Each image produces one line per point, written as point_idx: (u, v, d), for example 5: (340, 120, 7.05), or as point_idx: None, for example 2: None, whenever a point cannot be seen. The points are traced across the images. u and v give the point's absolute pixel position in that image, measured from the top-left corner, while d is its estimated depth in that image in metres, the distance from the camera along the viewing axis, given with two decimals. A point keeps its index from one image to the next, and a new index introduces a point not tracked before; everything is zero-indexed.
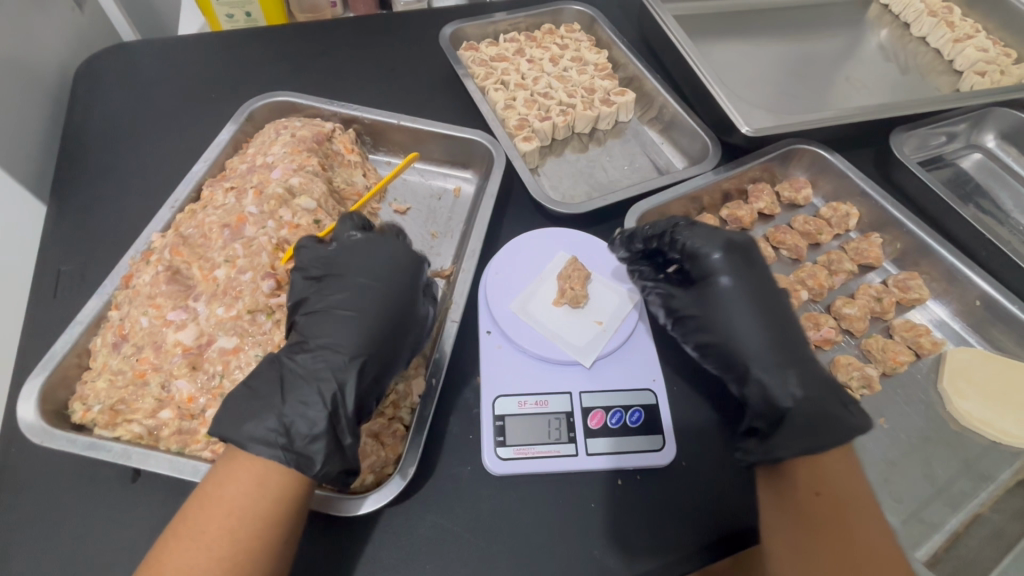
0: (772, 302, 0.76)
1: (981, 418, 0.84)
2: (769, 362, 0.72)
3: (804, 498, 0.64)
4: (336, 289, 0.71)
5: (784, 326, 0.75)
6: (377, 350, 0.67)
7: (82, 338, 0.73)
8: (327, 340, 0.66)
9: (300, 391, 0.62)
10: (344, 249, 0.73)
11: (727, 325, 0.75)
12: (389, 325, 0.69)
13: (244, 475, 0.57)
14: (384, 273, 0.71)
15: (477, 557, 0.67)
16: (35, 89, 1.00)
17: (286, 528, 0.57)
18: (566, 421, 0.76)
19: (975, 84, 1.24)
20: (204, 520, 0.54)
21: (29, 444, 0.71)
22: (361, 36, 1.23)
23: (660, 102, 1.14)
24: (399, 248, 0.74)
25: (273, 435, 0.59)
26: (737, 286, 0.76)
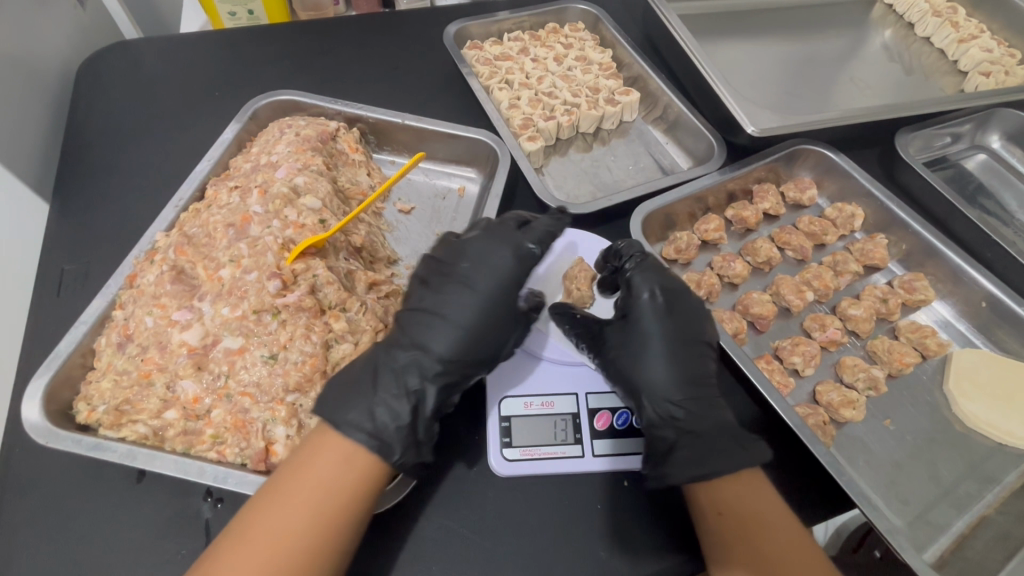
0: (688, 351, 0.72)
1: (988, 420, 0.83)
2: (664, 402, 0.70)
3: (710, 522, 0.64)
4: (440, 292, 0.71)
5: (694, 377, 0.71)
6: (464, 359, 0.69)
7: (87, 338, 0.73)
8: (419, 339, 0.68)
9: (393, 383, 0.65)
10: (456, 252, 0.74)
11: (630, 356, 0.73)
12: (481, 335, 0.69)
13: (334, 451, 0.61)
14: (487, 282, 0.71)
15: (483, 559, 0.67)
16: (36, 87, 1.00)
17: (367, 504, 0.60)
18: (572, 422, 0.75)
19: (979, 84, 1.24)
20: (297, 486, 0.58)
21: (33, 444, 0.71)
22: (365, 34, 1.23)
23: (665, 101, 1.13)
24: (508, 259, 0.72)
25: (363, 422, 0.62)
26: (656, 326, 0.73)
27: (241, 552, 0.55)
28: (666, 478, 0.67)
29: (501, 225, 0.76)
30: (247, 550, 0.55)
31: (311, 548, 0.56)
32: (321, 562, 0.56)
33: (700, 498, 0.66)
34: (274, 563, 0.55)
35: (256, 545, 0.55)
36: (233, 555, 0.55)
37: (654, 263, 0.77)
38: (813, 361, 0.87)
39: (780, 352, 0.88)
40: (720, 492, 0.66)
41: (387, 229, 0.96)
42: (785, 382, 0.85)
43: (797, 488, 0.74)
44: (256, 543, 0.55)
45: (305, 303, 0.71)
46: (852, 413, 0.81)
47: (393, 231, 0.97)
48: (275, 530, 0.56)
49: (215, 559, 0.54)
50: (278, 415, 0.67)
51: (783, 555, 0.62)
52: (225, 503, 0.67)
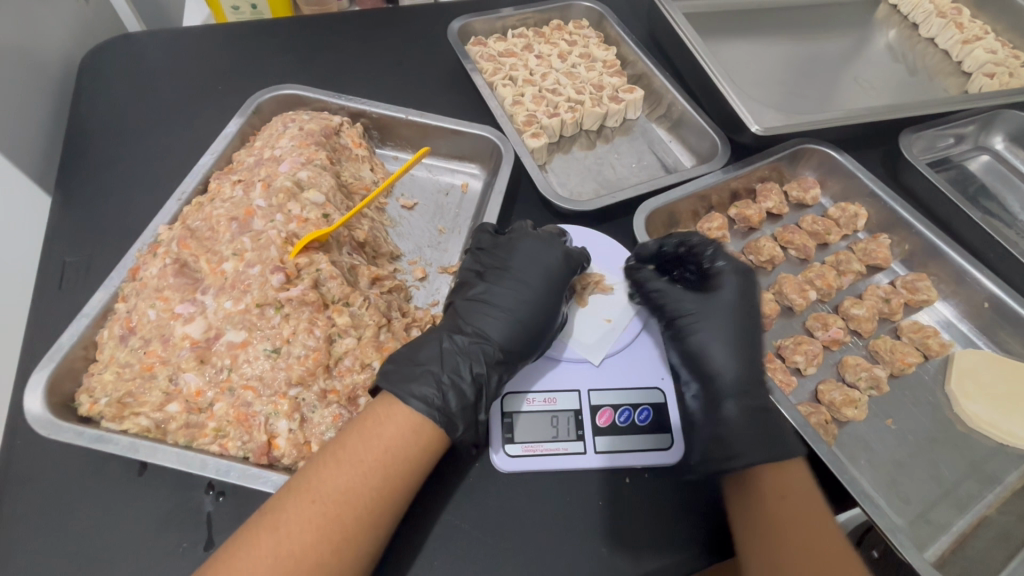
0: (754, 341, 0.79)
1: (989, 420, 0.83)
2: (736, 384, 0.75)
3: (774, 502, 0.65)
4: (493, 283, 0.77)
5: (757, 365, 0.78)
6: (521, 347, 0.73)
7: (89, 331, 0.73)
8: (479, 326, 0.73)
9: (460, 362, 0.69)
10: (506, 250, 0.80)
11: (705, 337, 0.78)
12: (534, 325, 0.74)
13: (396, 421, 0.63)
14: (540, 278, 0.77)
15: (485, 555, 0.67)
16: (39, 79, 1.00)
17: (425, 473, 0.63)
18: (574, 419, 0.75)
19: (983, 86, 1.24)
20: (361, 452, 0.60)
21: (33, 437, 0.71)
22: (368, 30, 1.22)
23: (669, 99, 1.13)
24: (558, 260, 0.79)
25: (430, 396, 0.65)
26: (731, 315, 0.80)
27: (304, 510, 0.57)
28: (742, 454, 0.69)
29: (547, 232, 0.83)
30: (311, 508, 0.57)
31: (373, 511, 0.58)
32: (379, 524, 0.59)
33: (767, 479, 0.68)
34: (337, 521, 0.56)
35: (319, 504, 0.57)
36: (295, 512, 0.56)
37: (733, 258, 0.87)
38: (815, 360, 0.87)
39: (782, 351, 0.88)
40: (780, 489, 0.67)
41: (390, 224, 0.96)
42: (786, 380, 0.85)
43: None
44: (319, 502, 0.57)
45: (308, 297, 0.71)
46: (854, 412, 0.81)
47: (396, 227, 0.97)
48: (337, 490, 0.58)
49: (282, 506, 0.57)
50: (281, 409, 0.67)
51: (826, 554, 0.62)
52: (226, 496, 0.68)
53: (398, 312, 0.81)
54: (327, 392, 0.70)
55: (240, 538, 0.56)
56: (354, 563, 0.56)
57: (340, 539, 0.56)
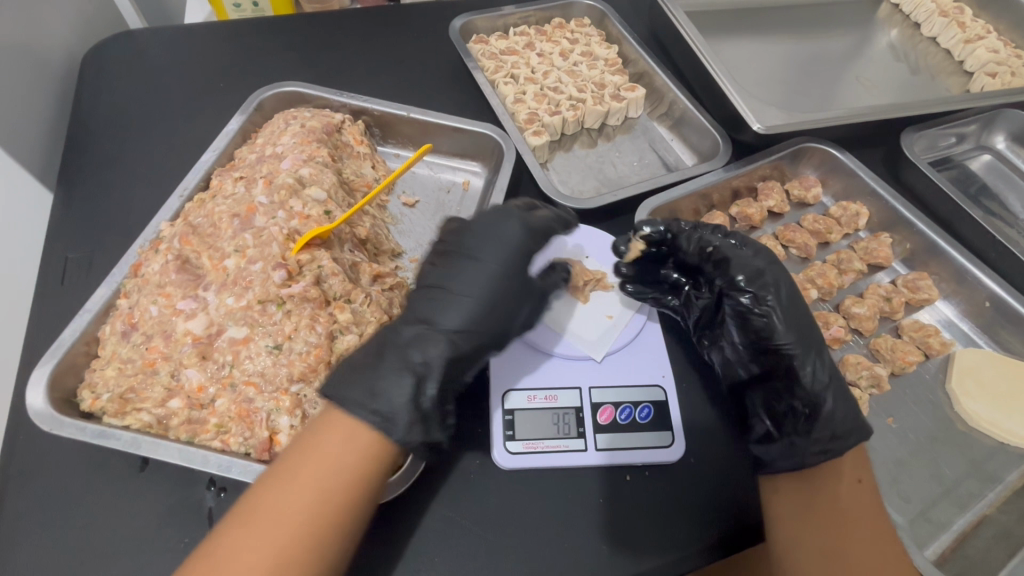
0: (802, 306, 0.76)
1: (989, 419, 0.83)
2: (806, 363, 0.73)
3: (846, 484, 0.69)
4: (448, 265, 0.71)
5: (812, 333, 0.75)
6: (474, 334, 0.67)
7: (91, 327, 0.73)
8: (427, 313, 0.67)
9: (403, 355, 0.64)
10: (462, 229, 0.74)
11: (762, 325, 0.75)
12: (492, 311, 0.68)
13: (331, 433, 0.59)
14: (497, 256, 0.70)
15: (487, 551, 0.67)
16: (40, 75, 1.00)
17: (375, 477, 0.60)
18: (575, 416, 0.75)
19: (985, 85, 1.23)
20: (303, 473, 0.57)
21: (35, 432, 0.71)
22: (370, 27, 1.22)
23: (670, 97, 1.13)
24: (514, 236, 0.72)
25: (362, 400, 0.60)
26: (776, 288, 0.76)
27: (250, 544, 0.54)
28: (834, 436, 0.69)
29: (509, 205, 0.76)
30: (243, 531, 0.54)
31: (310, 528, 0.55)
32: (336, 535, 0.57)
33: (844, 463, 0.70)
34: (274, 545, 0.54)
35: (252, 525, 0.54)
36: (242, 549, 0.54)
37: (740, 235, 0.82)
38: None
39: None
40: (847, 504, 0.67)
41: (391, 222, 0.96)
42: None
43: None
44: (253, 524, 0.55)
45: (310, 294, 0.71)
46: None
47: (398, 224, 0.97)
48: (272, 510, 0.55)
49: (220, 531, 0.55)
50: (283, 405, 0.67)
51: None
52: (228, 493, 0.68)
53: (399, 309, 0.81)
54: None
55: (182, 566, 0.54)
56: None
57: (278, 561, 0.53)
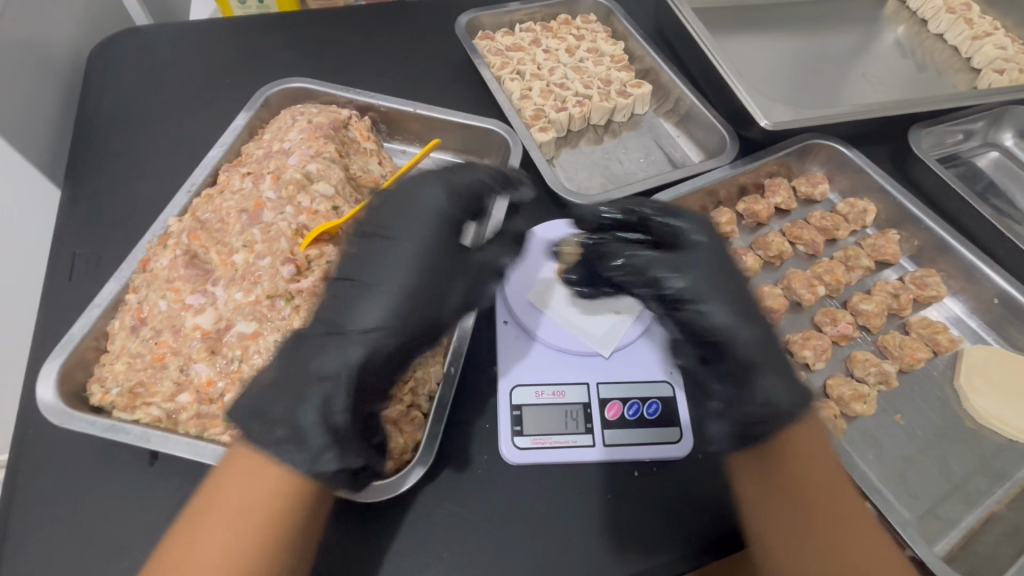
0: (742, 288, 0.73)
1: (998, 416, 0.83)
2: (747, 343, 0.69)
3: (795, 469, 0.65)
4: (368, 259, 0.67)
5: (755, 314, 0.72)
6: (392, 331, 0.64)
7: (100, 321, 0.73)
8: (336, 317, 0.64)
9: (310, 367, 0.61)
10: (385, 219, 0.70)
11: (699, 303, 0.70)
12: (413, 303, 0.65)
13: (240, 473, 0.58)
14: (414, 234, 0.69)
15: (496, 545, 0.67)
16: (47, 71, 1.00)
17: (295, 513, 0.58)
18: (583, 412, 0.75)
19: (992, 82, 1.23)
20: (216, 518, 0.56)
21: (45, 426, 0.71)
22: (376, 23, 1.22)
23: (677, 94, 1.13)
24: (427, 216, 0.70)
25: (267, 426, 0.58)
26: (715, 269, 0.72)
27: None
28: (777, 416, 0.65)
29: (431, 190, 0.72)
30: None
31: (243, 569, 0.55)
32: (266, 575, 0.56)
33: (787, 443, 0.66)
34: None
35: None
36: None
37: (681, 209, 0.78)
38: (824, 355, 0.87)
39: (791, 346, 0.88)
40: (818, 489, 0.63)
41: None
42: None
43: None
44: None
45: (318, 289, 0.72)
46: (863, 407, 0.82)
47: None
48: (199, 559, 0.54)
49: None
50: None
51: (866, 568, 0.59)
52: None
53: None
54: None
55: None
56: None
57: None
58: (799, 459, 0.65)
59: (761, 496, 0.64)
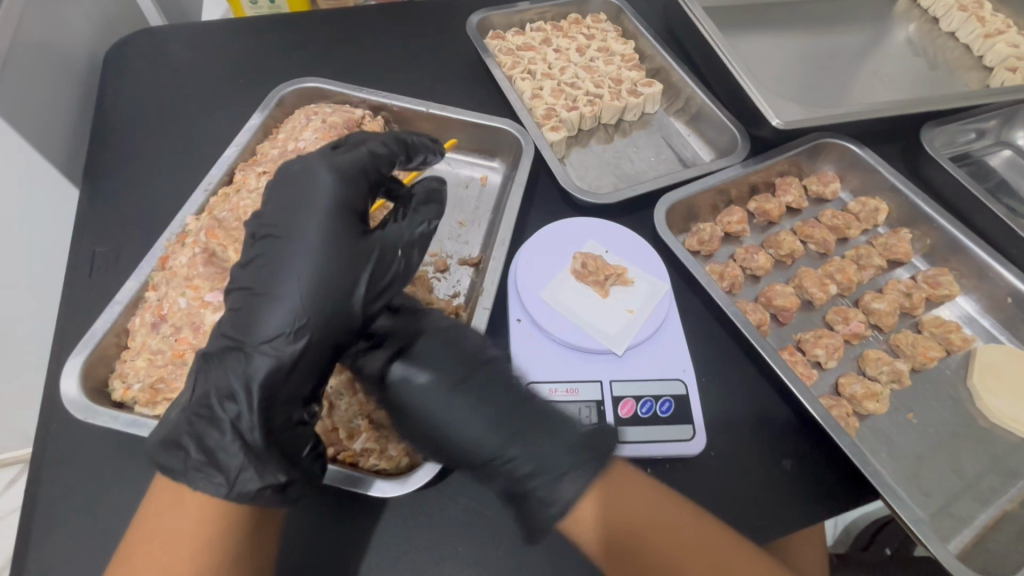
0: (461, 386, 0.66)
1: (1011, 415, 0.83)
2: (497, 451, 0.64)
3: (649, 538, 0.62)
4: (265, 262, 0.63)
5: (498, 408, 0.66)
6: (298, 334, 0.60)
7: (121, 318, 0.74)
8: (237, 330, 0.61)
9: (217, 383, 0.59)
10: (276, 220, 0.65)
11: (444, 422, 0.65)
12: (315, 305, 0.60)
13: (167, 501, 0.60)
14: (306, 233, 0.63)
15: (511, 540, 0.68)
16: (66, 72, 1.02)
17: (223, 534, 0.59)
18: (597, 409, 0.76)
19: (1005, 80, 1.22)
20: (149, 558, 0.57)
21: (68, 421, 0.72)
22: (387, 23, 1.23)
23: (688, 93, 1.13)
24: (310, 218, 0.64)
25: (184, 451, 0.58)
26: (431, 380, 0.66)
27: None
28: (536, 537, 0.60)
29: (314, 185, 0.65)
30: None
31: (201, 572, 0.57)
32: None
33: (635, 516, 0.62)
34: None
35: None
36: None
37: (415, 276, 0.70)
38: (836, 353, 0.87)
39: (803, 344, 0.89)
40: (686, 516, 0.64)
41: None
42: (808, 373, 0.85)
43: (824, 481, 0.74)
44: None
45: None
46: (875, 406, 0.82)
47: None
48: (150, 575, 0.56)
49: None
50: None
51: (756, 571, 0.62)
52: None
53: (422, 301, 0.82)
54: (354, 380, 0.74)
55: None
56: None
57: None
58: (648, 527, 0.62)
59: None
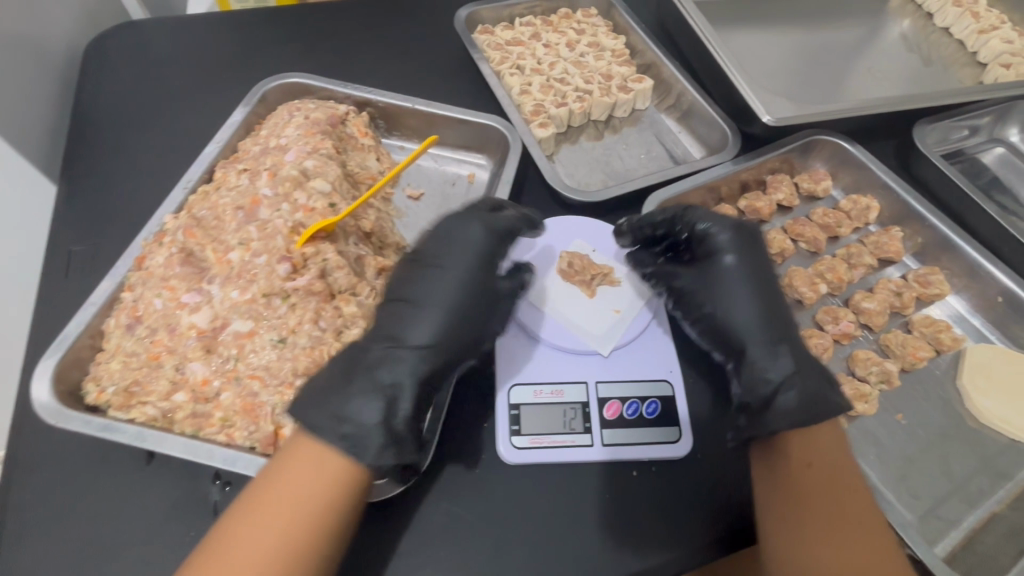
0: (771, 287, 0.77)
1: (1000, 415, 0.83)
2: (761, 338, 0.73)
3: (803, 472, 0.65)
4: (419, 281, 0.73)
5: (780, 311, 0.76)
6: (446, 346, 0.68)
7: (95, 320, 0.72)
8: (395, 332, 0.68)
9: (367, 374, 0.64)
10: (432, 246, 0.75)
11: (722, 304, 0.76)
12: (456, 324, 0.69)
13: (297, 469, 0.58)
14: (462, 261, 0.74)
15: (493, 545, 0.67)
16: (44, 68, 0.99)
17: (331, 519, 0.56)
18: (582, 411, 0.75)
19: (999, 76, 1.21)
20: (256, 523, 0.55)
21: (40, 425, 0.71)
22: (374, 17, 1.21)
23: (678, 89, 1.12)
24: (469, 245, 0.74)
25: (331, 424, 0.60)
26: (743, 273, 0.78)
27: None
28: (767, 428, 0.67)
29: (468, 214, 0.78)
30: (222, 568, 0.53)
31: (297, 557, 0.54)
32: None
33: (791, 448, 0.66)
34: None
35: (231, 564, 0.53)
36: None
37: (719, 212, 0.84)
38: (825, 354, 0.86)
39: None
40: (775, 461, 0.66)
41: (396, 214, 0.96)
42: None
43: None
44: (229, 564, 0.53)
45: (314, 288, 0.71)
46: (863, 407, 0.82)
47: (402, 217, 0.96)
48: (251, 543, 0.54)
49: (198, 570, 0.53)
50: (288, 399, 0.67)
51: (845, 513, 0.62)
52: (233, 486, 0.67)
53: None
54: None
55: None
56: None
57: None
58: (806, 460, 0.65)
59: (784, 501, 0.63)
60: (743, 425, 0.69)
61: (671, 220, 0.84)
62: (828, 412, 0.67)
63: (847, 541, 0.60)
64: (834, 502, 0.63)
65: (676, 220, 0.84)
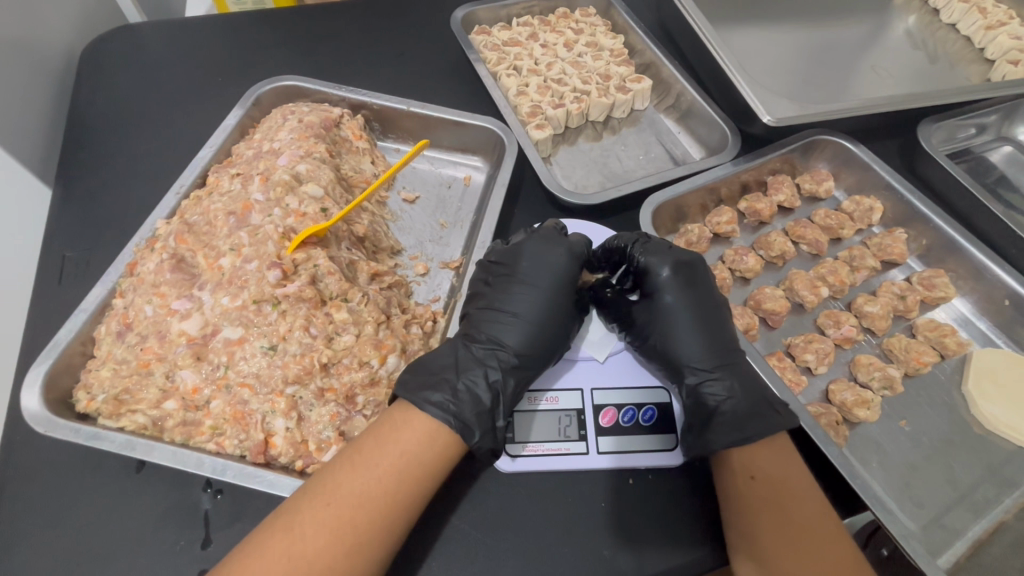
0: (716, 318, 0.77)
1: (1007, 422, 0.81)
2: (700, 369, 0.74)
3: (749, 485, 0.64)
4: (505, 289, 0.77)
5: (722, 342, 0.76)
6: (537, 352, 0.73)
7: (87, 326, 0.72)
8: (491, 336, 0.74)
9: (466, 369, 0.70)
10: (512, 255, 0.79)
11: (663, 337, 0.75)
12: (549, 330, 0.75)
13: (404, 433, 0.63)
14: (547, 275, 0.77)
15: (484, 555, 0.65)
16: (42, 73, 1.00)
17: (429, 484, 0.62)
18: (577, 419, 0.74)
19: (1006, 73, 1.19)
20: (361, 477, 0.59)
21: (31, 433, 0.71)
22: (371, 18, 1.20)
23: (678, 89, 1.10)
24: (563, 257, 0.78)
25: (447, 403, 0.66)
26: (685, 305, 0.77)
27: (294, 551, 0.55)
28: (707, 447, 0.68)
29: (547, 229, 0.82)
30: (326, 510, 0.57)
31: (388, 517, 0.58)
32: (391, 534, 0.58)
33: (733, 461, 0.67)
34: (353, 524, 0.57)
35: (334, 507, 0.57)
36: (280, 561, 0.54)
37: (664, 241, 0.81)
38: (827, 359, 0.85)
39: (793, 349, 0.86)
40: (723, 479, 0.67)
41: (391, 218, 0.95)
42: (797, 380, 0.83)
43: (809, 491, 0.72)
44: (334, 505, 0.57)
45: (305, 294, 0.69)
46: (866, 413, 0.79)
47: (397, 221, 0.95)
48: (354, 494, 0.58)
49: (301, 510, 0.57)
50: (278, 407, 0.66)
51: (796, 520, 0.62)
52: (224, 494, 0.67)
53: (397, 308, 0.78)
54: (325, 391, 0.69)
55: (258, 539, 0.56)
56: (369, 569, 0.56)
57: (354, 544, 0.56)
58: (747, 474, 0.65)
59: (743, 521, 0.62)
60: (688, 443, 0.70)
61: (621, 249, 0.82)
62: (765, 430, 0.68)
63: (798, 550, 0.60)
64: (783, 511, 0.63)
65: (625, 248, 0.81)
